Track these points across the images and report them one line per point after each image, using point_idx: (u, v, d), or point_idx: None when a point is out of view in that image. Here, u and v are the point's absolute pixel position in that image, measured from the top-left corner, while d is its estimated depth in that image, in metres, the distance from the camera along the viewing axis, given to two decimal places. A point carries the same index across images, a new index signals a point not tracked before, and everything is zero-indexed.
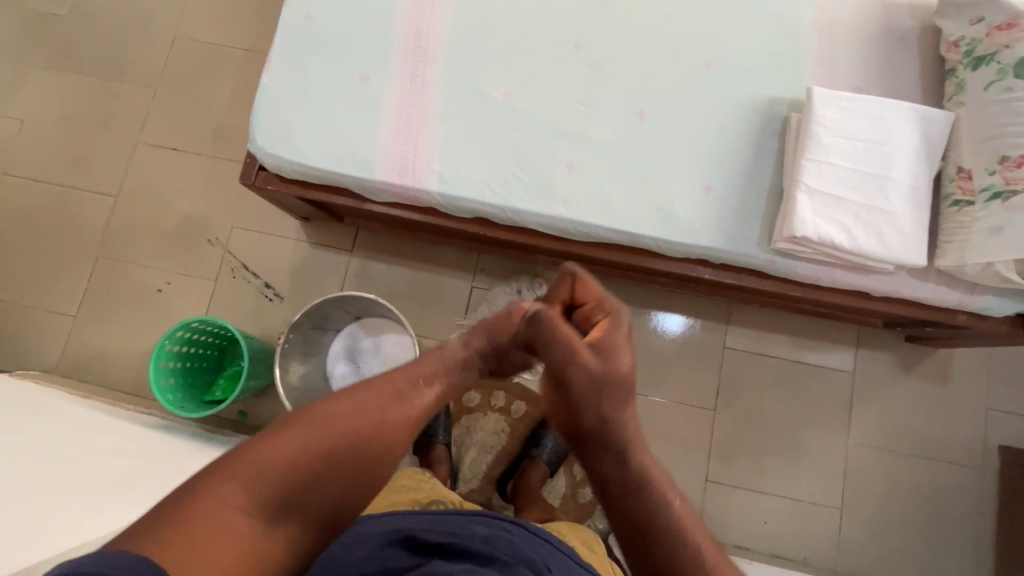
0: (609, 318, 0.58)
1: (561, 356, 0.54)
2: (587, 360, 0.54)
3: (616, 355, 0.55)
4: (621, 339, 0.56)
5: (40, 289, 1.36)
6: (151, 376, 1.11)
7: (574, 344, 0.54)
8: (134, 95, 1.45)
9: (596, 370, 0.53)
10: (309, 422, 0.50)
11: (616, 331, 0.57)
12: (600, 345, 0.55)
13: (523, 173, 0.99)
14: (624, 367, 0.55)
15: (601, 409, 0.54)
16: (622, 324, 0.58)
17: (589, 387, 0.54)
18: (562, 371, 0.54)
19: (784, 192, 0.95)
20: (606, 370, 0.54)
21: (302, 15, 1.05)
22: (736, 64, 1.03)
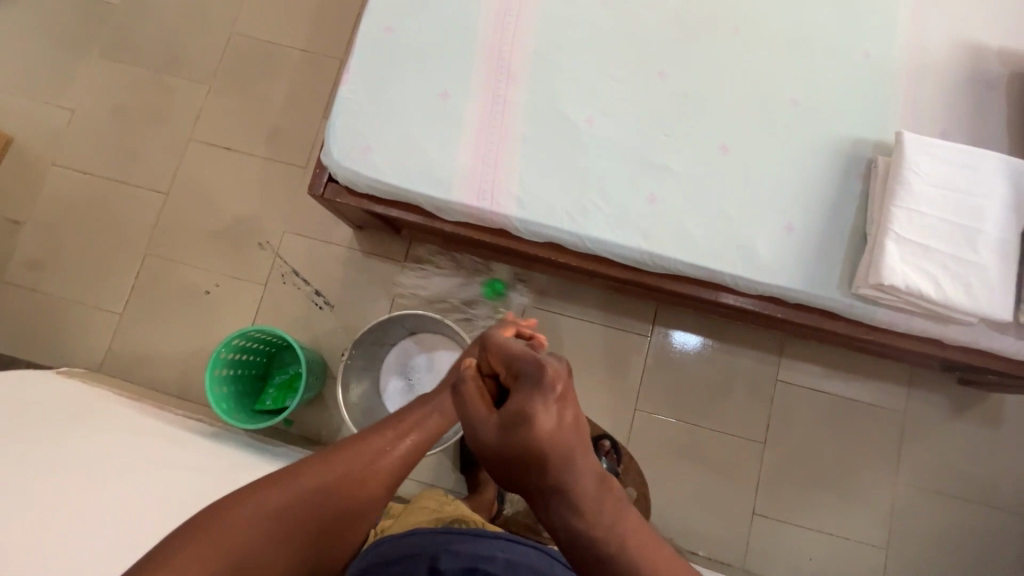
0: (530, 382, 0.44)
1: (466, 429, 0.48)
2: (489, 421, 0.46)
3: (529, 411, 0.43)
4: (539, 399, 0.43)
5: (89, 284, 1.34)
6: (207, 385, 1.10)
7: (475, 408, 0.47)
8: (188, 90, 1.43)
9: (499, 439, 0.44)
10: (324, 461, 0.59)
11: (539, 386, 0.44)
12: (510, 412, 0.44)
13: (603, 202, 0.97)
14: (546, 421, 0.42)
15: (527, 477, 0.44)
16: (542, 381, 0.44)
17: (501, 455, 0.45)
18: (475, 443, 0.47)
19: (870, 237, 0.94)
20: (517, 441, 0.43)
21: (383, 27, 1.03)
22: (823, 100, 1.01)
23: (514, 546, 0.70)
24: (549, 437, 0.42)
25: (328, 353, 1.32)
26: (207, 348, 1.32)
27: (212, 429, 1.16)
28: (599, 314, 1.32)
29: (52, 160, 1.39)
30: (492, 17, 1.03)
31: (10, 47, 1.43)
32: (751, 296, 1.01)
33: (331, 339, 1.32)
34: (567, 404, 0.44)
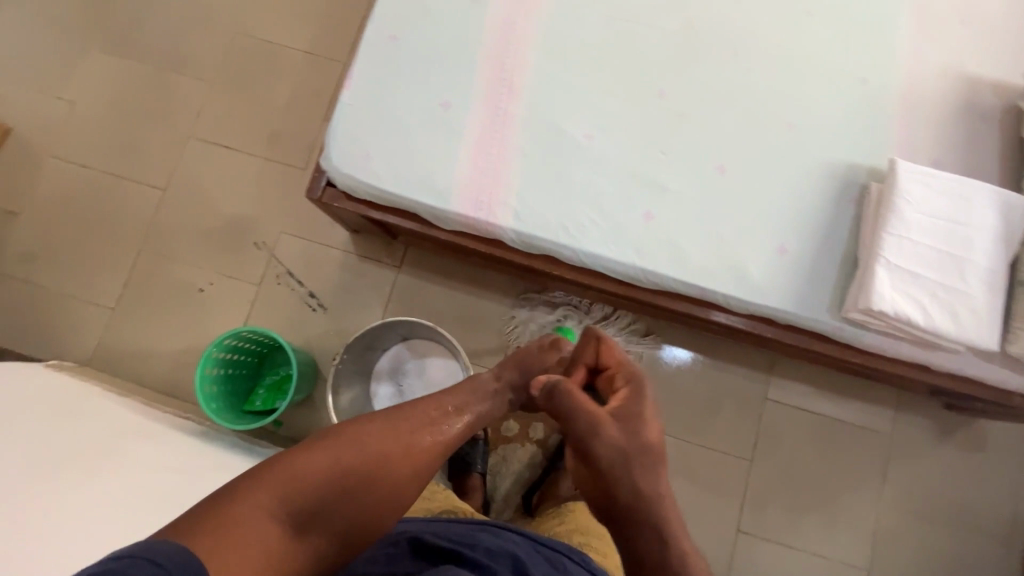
0: (633, 387, 0.62)
1: (582, 421, 0.57)
2: (613, 428, 0.56)
3: (640, 425, 0.56)
4: (636, 399, 0.59)
5: (81, 277, 1.34)
6: (196, 384, 1.09)
7: (593, 409, 0.57)
8: (190, 88, 1.43)
9: (624, 442, 0.54)
10: (346, 438, 0.56)
11: (636, 387, 0.62)
12: (627, 414, 0.57)
13: (599, 217, 0.98)
14: (647, 434, 0.56)
15: (622, 474, 0.53)
16: (641, 390, 0.61)
17: (614, 454, 0.54)
18: (587, 436, 0.56)
19: (862, 262, 0.95)
20: (633, 442, 0.54)
21: (387, 35, 1.04)
22: (819, 125, 1.02)
23: (505, 534, 0.71)
24: (654, 443, 0.55)
25: (320, 355, 1.32)
26: (199, 346, 1.31)
27: (201, 428, 1.16)
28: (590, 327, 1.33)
29: (50, 152, 1.39)
30: (495, 30, 1.04)
31: (13, 38, 1.43)
32: (742, 315, 1.02)
33: (324, 342, 1.32)
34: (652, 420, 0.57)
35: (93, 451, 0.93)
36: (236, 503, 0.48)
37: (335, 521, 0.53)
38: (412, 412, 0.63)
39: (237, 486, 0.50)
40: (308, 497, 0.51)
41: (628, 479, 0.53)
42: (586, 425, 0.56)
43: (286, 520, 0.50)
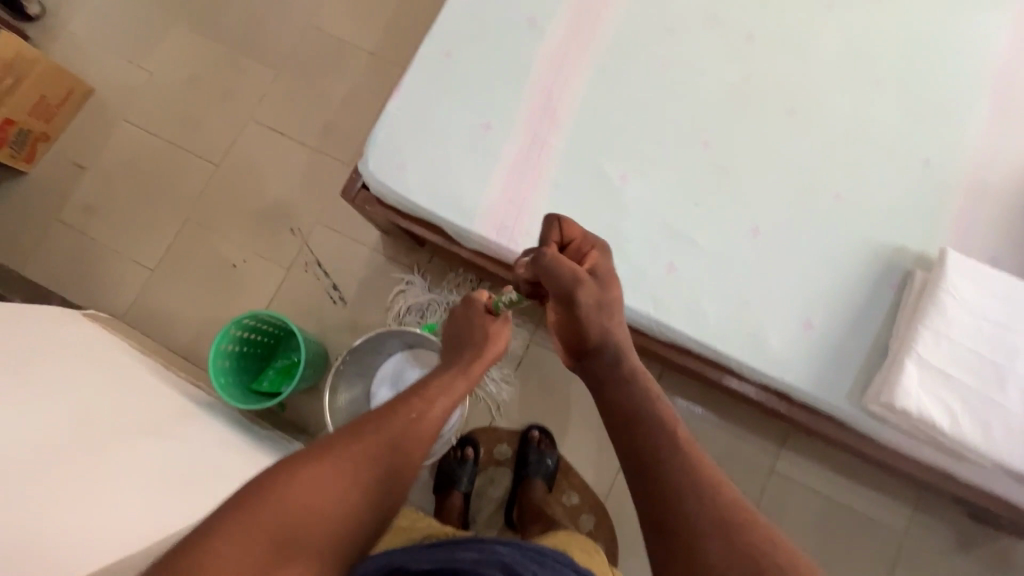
0: (600, 249, 0.63)
1: (568, 278, 0.58)
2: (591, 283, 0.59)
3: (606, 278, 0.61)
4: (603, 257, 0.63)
5: (130, 237, 1.42)
6: (210, 357, 1.14)
7: (574, 265, 0.58)
8: (258, 73, 1.50)
9: (596, 294, 0.59)
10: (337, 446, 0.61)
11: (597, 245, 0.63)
12: (598, 274, 0.61)
13: (621, 261, 0.96)
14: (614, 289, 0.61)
15: (601, 330, 0.59)
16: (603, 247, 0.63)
17: (593, 304, 0.59)
18: (569, 291, 0.58)
19: (891, 353, 0.89)
20: (605, 295, 0.60)
21: (442, 51, 1.05)
22: (868, 200, 0.97)
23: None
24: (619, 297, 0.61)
25: (332, 347, 1.35)
26: (223, 319, 1.37)
27: (209, 399, 1.21)
28: None
29: (124, 116, 1.48)
30: (548, 59, 1.04)
31: (109, 8, 1.54)
32: (754, 385, 0.98)
33: (339, 335, 1.35)
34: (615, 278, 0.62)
35: (111, 407, 0.98)
36: (214, 537, 0.51)
37: (319, 538, 0.56)
38: (392, 410, 0.66)
39: (217, 517, 0.53)
40: (290, 519, 0.54)
41: (605, 328, 0.59)
42: (569, 282, 0.58)
43: (270, 545, 0.52)
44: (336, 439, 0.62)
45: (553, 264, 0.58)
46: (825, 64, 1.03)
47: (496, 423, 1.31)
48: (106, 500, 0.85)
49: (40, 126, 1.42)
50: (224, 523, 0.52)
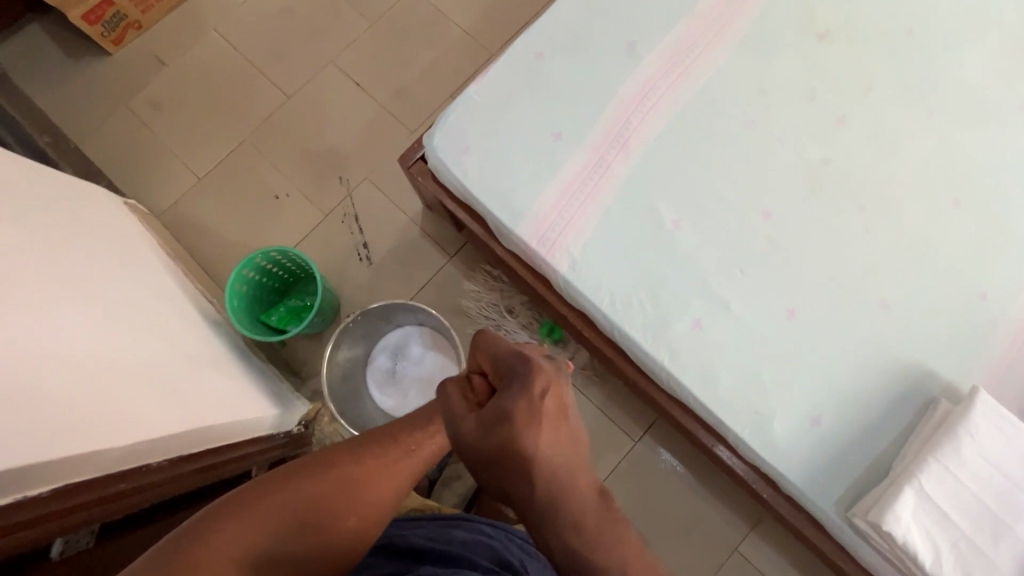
0: (504, 377, 0.55)
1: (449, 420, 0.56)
2: (467, 425, 0.54)
3: (492, 414, 0.53)
4: (502, 388, 0.54)
5: (187, 141, 1.45)
6: (230, 279, 1.16)
7: (454, 407, 0.56)
8: (351, 21, 1.52)
9: (475, 444, 0.53)
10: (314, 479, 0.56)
11: (504, 369, 0.55)
12: (486, 414, 0.53)
13: (649, 305, 0.95)
14: (505, 432, 0.52)
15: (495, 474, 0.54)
16: (508, 377, 0.54)
17: (478, 452, 0.54)
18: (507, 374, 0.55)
19: (893, 474, 0.87)
20: (488, 441, 0.53)
21: (535, 50, 1.05)
22: (914, 316, 0.94)
23: (471, 527, 0.77)
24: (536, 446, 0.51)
25: (345, 302, 1.37)
26: (252, 245, 1.39)
27: (218, 318, 1.23)
28: (597, 397, 1.29)
29: (215, 26, 1.51)
30: (636, 87, 1.03)
31: None
32: (745, 462, 0.97)
33: (355, 293, 1.37)
34: (526, 414, 0.52)
35: (139, 305, 1.00)
36: (207, 539, 0.50)
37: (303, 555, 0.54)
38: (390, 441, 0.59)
39: (210, 518, 0.52)
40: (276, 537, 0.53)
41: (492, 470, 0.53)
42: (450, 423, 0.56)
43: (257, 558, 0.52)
44: (319, 461, 0.57)
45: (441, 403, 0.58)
46: (909, 169, 1.00)
47: None
48: (127, 383, 0.85)
49: (135, 14, 1.45)
50: (214, 525, 0.52)
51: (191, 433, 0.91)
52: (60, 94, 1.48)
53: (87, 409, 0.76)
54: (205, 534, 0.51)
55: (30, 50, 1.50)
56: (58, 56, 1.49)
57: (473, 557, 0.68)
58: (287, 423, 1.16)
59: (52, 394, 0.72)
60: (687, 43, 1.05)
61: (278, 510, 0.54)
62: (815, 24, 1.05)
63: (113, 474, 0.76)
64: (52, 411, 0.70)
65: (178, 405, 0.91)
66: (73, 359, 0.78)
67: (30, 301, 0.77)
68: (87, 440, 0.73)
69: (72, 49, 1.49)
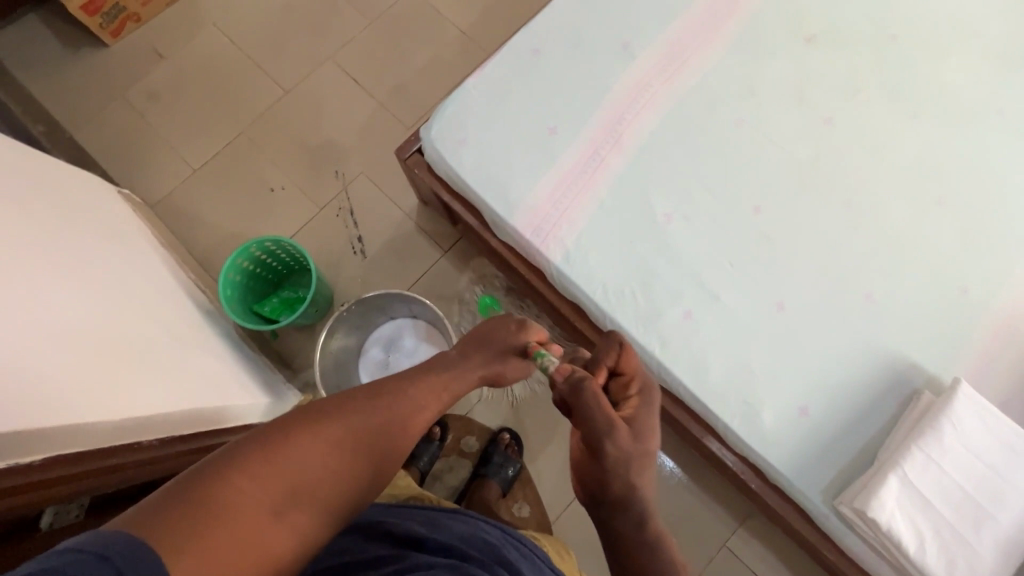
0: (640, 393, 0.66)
1: (599, 424, 0.59)
2: (621, 432, 0.59)
3: (641, 426, 0.62)
4: (631, 400, 0.65)
5: (183, 132, 1.45)
6: (224, 268, 1.16)
7: (611, 415, 0.60)
8: (350, 18, 1.54)
9: (624, 449, 0.59)
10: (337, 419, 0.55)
11: (636, 387, 0.66)
12: (635, 424, 0.62)
13: (641, 295, 0.97)
14: (646, 441, 0.61)
15: (625, 479, 0.58)
16: (642, 391, 0.66)
17: (621, 459, 0.59)
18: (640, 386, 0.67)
19: (878, 462, 0.88)
20: (637, 449, 0.60)
21: (532, 46, 1.07)
22: (898, 310, 0.97)
23: (468, 520, 0.71)
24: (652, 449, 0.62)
25: (339, 295, 1.37)
26: (246, 236, 1.40)
27: (210, 307, 1.22)
28: None
29: (214, 20, 1.53)
30: (630, 84, 1.05)
31: None
32: (734, 452, 0.98)
33: (349, 286, 1.37)
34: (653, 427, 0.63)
35: (129, 289, 1.00)
36: (236, 470, 0.48)
37: (330, 493, 0.53)
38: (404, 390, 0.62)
39: (232, 454, 0.49)
40: (305, 469, 0.51)
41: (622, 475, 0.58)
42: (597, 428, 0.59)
43: (287, 490, 0.50)
44: (342, 399, 0.58)
45: (590, 406, 0.60)
46: (893, 168, 1.03)
47: (472, 415, 1.32)
48: (117, 362, 0.85)
49: (134, 6, 1.46)
50: (239, 458, 0.49)
51: (179, 417, 0.90)
52: (55, 83, 1.48)
53: (67, 385, 0.74)
54: (231, 468, 0.48)
55: (27, 40, 1.50)
56: (55, 46, 1.49)
57: (467, 552, 0.62)
58: (274, 415, 1.14)
59: (29, 367, 0.70)
60: (679, 43, 1.07)
61: (309, 442, 0.53)
62: (803, 28, 1.09)
63: (94, 450, 0.74)
64: (28, 384, 0.69)
65: (169, 386, 0.91)
66: (54, 334, 0.77)
67: (11, 276, 0.76)
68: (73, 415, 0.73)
69: (69, 40, 1.49)
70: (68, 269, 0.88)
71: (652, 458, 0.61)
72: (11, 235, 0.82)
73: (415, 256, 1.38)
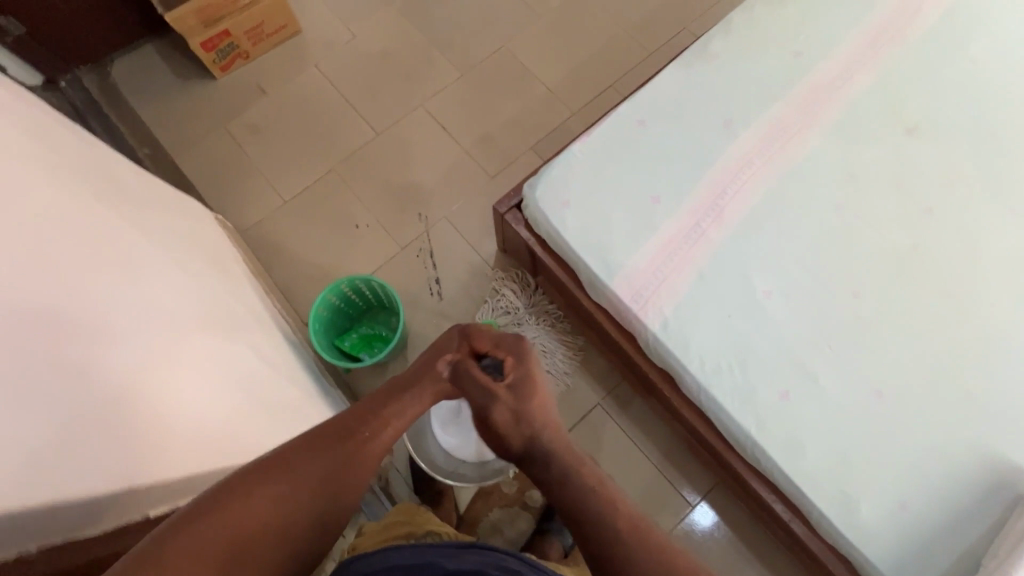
0: (518, 354, 0.72)
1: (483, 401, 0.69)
2: (503, 392, 0.68)
3: (520, 381, 0.70)
4: (515, 360, 0.72)
5: (276, 164, 1.52)
6: (315, 303, 1.20)
7: (488, 384, 0.69)
8: (443, 69, 1.61)
9: (511, 403, 0.68)
10: (286, 470, 0.61)
11: (513, 348, 0.72)
12: (515, 384, 0.70)
13: (737, 369, 0.97)
14: (529, 392, 0.69)
15: (520, 431, 0.69)
16: (521, 352, 0.72)
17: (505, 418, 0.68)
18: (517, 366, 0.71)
19: (985, 570, 0.85)
20: (523, 406, 0.69)
21: (638, 117, 1.11)
22: (1007, 408, 0.94)
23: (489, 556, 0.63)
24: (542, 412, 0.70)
25: (412, 334, 1.39)
26: (329, 270, 1.44)
27: (294, 338, 1.25)
28: (656, 455, 1.29)
29: (315, 61, 1.62)
30: (731, 160, 1.08)
31: None
32: (824, 541, 0.96)
33: (422, 326, 1.40)
34: (537, 378, 0.71)
35: (231, 322, 1.03)
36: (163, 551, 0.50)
37: (264, 553, 0.57)
38: (353, 434, 0.67)
39: (183, 518, 0.54)
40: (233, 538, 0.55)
41: (518, 427, 0.69)
42: (481, 395, 0.69)
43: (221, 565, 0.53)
44: (275, 461, 0.62)
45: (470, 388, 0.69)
46: (998, 262, 1.02)
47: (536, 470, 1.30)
48: (220, 395, 0.88)
49: (246, 45, 1.56)
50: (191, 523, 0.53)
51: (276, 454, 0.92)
52: (162, 110, 1.57)
53: (177, 432, 0.75)
54: (180, 529, 0.53)
55: (142, 68, 1.60)
56: (166, 75, 1.59)
57: None
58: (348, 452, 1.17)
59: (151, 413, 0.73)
60: (781, 124, 1.11)
61: (252, 503, 0.58)
62: (903, 119, 1.11)
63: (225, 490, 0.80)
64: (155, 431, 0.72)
65: (265, 423, 0.94)
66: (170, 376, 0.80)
67: (130, 320, 0.78)
68: (190, 459, 0.76)
69: (180, 71, 1.59)
70: (176, 309, 0.90)
71: (546, 404, 0.70)
72: (130, 274, 0.85)
73: (490, 299, 1.39)
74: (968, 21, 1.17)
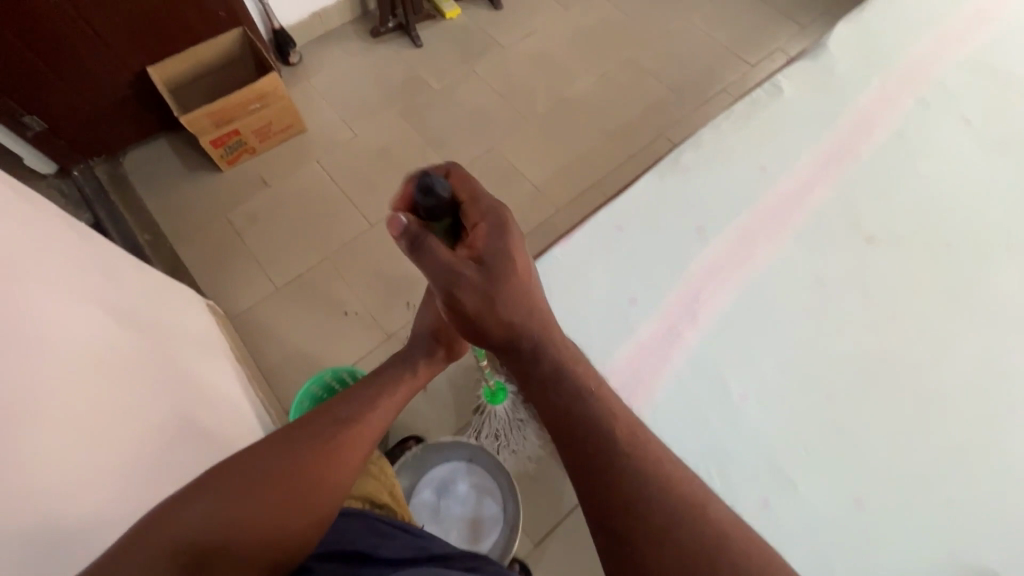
0: (491, 220, 0.68)
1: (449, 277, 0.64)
2: (470, 269, 0.65)
3: (494, 254, 0.67)
4: (506, 239, 0.68)
5: (272, 252, 1.58)
6: (299, 393, 1.22)
7: (456, 263, 0.65)
8: (438, 166, 1.73)
9: (483, 282, 0.65)
10: (278, 445, 0.71)
11: (496, 217, 0.68)
12: (480, 257, 0.66)
13: (716, 474, 0.97)
14: (506, 267, 0.67)
15: (496, 315, 0.67)
16: (495, 219, 0.68)
17: (477, 302, 0.66)
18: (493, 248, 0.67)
19: None
20: (493, 287, 0.66)
21: (616, 223, 1.18)
22: (986, 521, 0.93)
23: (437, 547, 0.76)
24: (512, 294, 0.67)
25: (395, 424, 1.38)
26: (315, 356, 1.45)
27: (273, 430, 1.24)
28: None
29: (318, 158, 1.72)
30: (704, 265, 1.14)
31: (351, 77, 1.88)
32: None
33: (412, 419, 1.42)
34: (527, 255, 0.68)
35: (209, 415, 1.03)
36: (180, 504, 0.62)
37: (275, 517, 0.65)
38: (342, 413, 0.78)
39: (184, 492, 0.64)
40: (290, 462, 0.69)
41: (488, 309, 0.66)
42: (450, 267, 0.65)
43: (224, 523, 0.62)
44: (273, 441, 0.72)
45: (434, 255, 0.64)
46: (963, 369, 1.05)
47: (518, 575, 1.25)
48: None
49: (254, 141, 1.67)
50: (189, 495, 0.63)
51: None
52: (167, 198, 1.65)
53: None
54: (180, 502, 0.62)
55: (153, 160, 1.70)
56: (176, 167, 1.69)
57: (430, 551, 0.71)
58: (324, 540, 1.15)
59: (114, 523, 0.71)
60: (750, 232, 1.18)
61: (246, 472, 0.67)
62: (862, 228, 1.19)
63: None
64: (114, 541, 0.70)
65: None
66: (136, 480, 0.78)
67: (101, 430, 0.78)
68: None
69: (189, 163, 1.70)
70: (154, 405, 0.90)
71: (538, 303, 0.70)
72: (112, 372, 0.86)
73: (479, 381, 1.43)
74: (915, 143, 1.29)
